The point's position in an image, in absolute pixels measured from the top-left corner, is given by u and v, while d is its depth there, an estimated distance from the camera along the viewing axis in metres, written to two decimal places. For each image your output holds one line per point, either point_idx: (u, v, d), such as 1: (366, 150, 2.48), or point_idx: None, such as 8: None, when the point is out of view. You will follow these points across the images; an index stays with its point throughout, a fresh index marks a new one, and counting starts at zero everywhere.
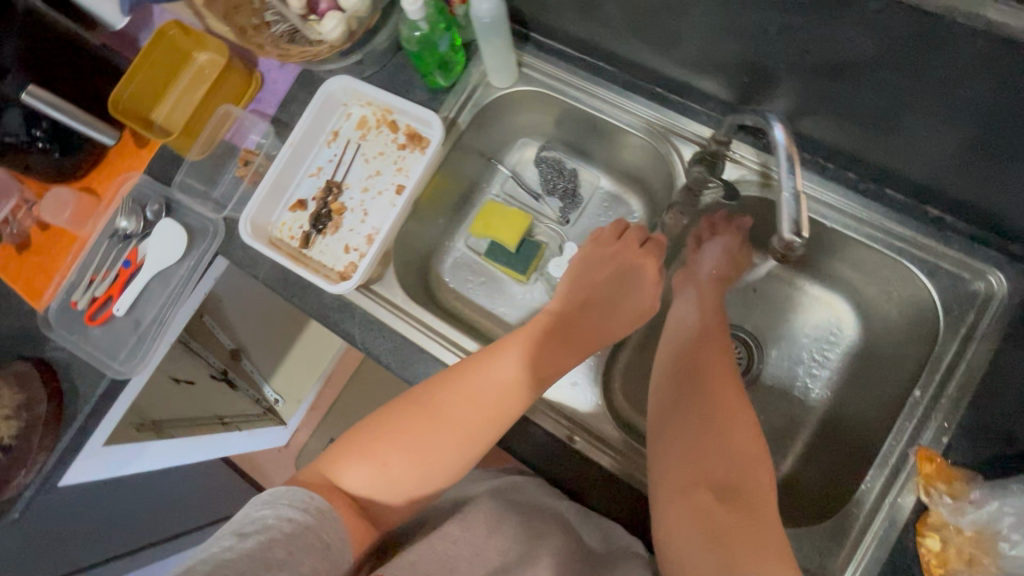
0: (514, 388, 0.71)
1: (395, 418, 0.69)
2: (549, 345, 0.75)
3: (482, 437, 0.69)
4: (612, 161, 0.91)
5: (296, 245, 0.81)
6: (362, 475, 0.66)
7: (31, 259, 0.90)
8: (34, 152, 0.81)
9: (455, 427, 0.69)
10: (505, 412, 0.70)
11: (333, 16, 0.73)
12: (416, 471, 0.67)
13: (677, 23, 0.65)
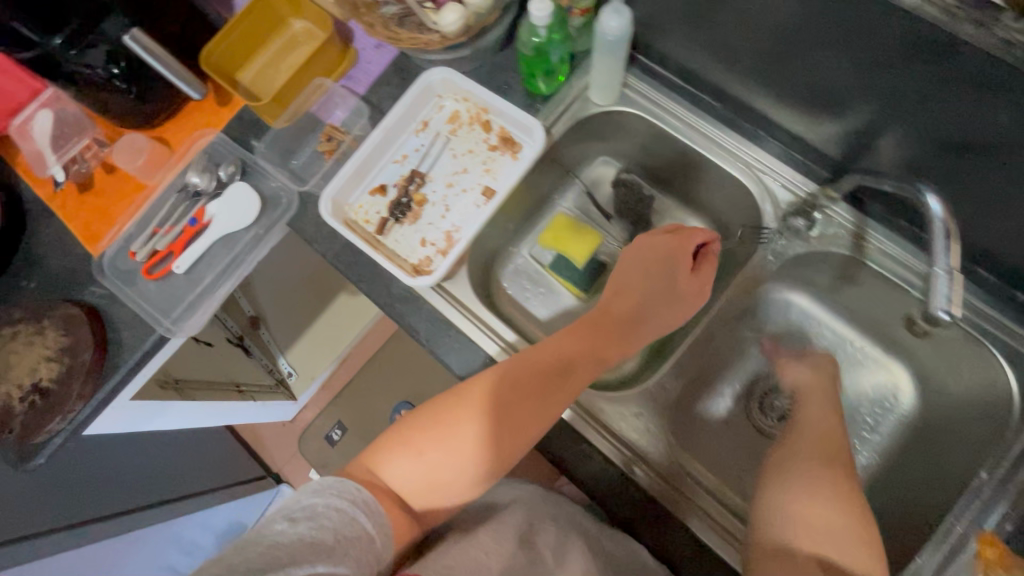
0: (555, 387, 0.67)
1: (436, 414, 0.65)
2: (587, 345, 0.71)
3: (526, 438, 0.66)
4: (691, 193, 0.91)
5: (371, 230, 0.80)
6: (404, 471, 0.63)
7: (91, 201, 0.87)
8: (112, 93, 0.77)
9: (498, 427, 0.65)
10: (549, 410, 0.67)
11: (453, 9, 0.72)
12: (459, 472, 0.64)
13: (805, 72, 0.65)
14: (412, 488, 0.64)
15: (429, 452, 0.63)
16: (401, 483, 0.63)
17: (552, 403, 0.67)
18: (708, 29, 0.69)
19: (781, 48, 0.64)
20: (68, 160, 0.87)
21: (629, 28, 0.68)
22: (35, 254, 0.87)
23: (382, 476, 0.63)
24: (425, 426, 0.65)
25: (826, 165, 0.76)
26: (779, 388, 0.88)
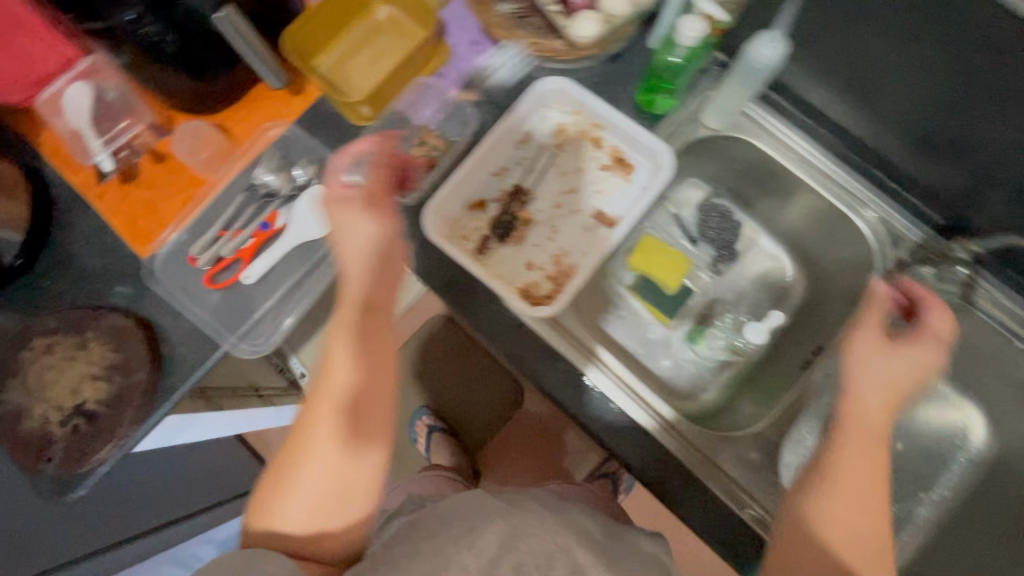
0: (375, 401, 0.55)
1: (290, 440, 0.54)
2: (378, 335, 0.58)
3: (363, 463, 0.54)
4: (780, 220, 0.88)
5: (472, 248, 0.74)
6: (296, 513, 0.51)
7: (137, 194, 0.76)
8: (165, 69, 0.66)
9: (291, 448, 0.53)
10: (368, 431, 0.54)
11: (589, 17, 0.67)
12: (314, 506, 0.52)
13: (958, 118, 0.63)
14: (299, 532, 0.52)
15: (302, 483, 0.52)
16: (274, 526, 0.52)
17: (384, 421, 0.56)
18: (860, 68, 0.67)
19: (940, 97, 0.63)
20: (113, 146, 0.76)
21: (782, 60, 0.65)
22: (69, 250, 0.76)
23: (272, 524, 0.52)
24: (285, 454, 0.53)
25: (942, 212, 0.74)
26: None
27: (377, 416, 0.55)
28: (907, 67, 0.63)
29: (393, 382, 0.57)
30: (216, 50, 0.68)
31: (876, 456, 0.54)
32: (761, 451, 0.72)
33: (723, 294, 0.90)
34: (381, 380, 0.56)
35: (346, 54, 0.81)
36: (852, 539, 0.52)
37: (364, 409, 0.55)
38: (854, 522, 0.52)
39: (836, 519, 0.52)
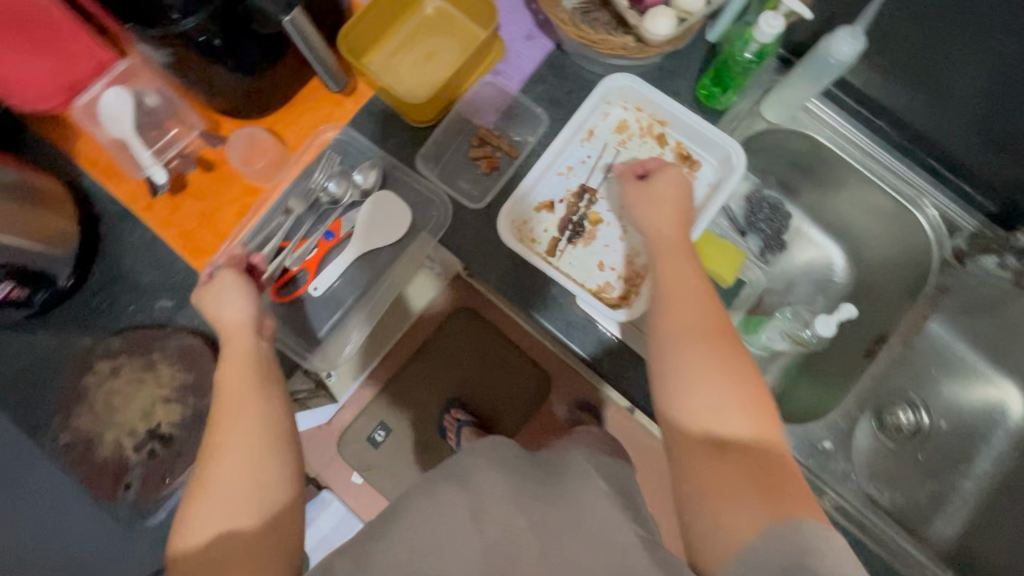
0: (233, 386, 0.54)
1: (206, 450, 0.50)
2: (230, 340, 0.57)
3: (241, 436, 0.50)
4: (825, 211, 0.90)
5: (542, 251, 0.73)
6: (221, 514, 0.46)
7: (191, 205, 0.73)
8: (217, 66, 0.63)
9: (209, 447, 0.50)
10: (269, 413, 0.52)
11: (666, 15, 0.65)
12: (230, 497, 0.47)
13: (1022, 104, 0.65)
14: (234, 534, 0.46)
15: (218, 477, 0.47)
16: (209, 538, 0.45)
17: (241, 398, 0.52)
18: (929, 59, 0.69)
19: (1007, 87, 0.65)
20: (164, 157, 0.72)
21: (857, 55, 0.64)
22: (119, 267, 0.72)
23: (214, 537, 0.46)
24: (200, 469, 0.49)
25: (993, 200, 0.76)
26: (901, 405, 0.91)
27: (265, 395, 0.53)
28: (978, 57, 0.65)
29: (271, 375, 0.56)
30: (269, 45, 0.64)
31: (682, 317, 0.55)
32: (833, 440, 0.74)
33: (773, 283, 0.92)
34: (244, 360, 0.56)
35: (399, 50, 0.78)
36: (712, 385, 0.50)
37: (230, 397, 0.52)
38: (713, 367, 0.51)
39: (685, 377, 0.51)
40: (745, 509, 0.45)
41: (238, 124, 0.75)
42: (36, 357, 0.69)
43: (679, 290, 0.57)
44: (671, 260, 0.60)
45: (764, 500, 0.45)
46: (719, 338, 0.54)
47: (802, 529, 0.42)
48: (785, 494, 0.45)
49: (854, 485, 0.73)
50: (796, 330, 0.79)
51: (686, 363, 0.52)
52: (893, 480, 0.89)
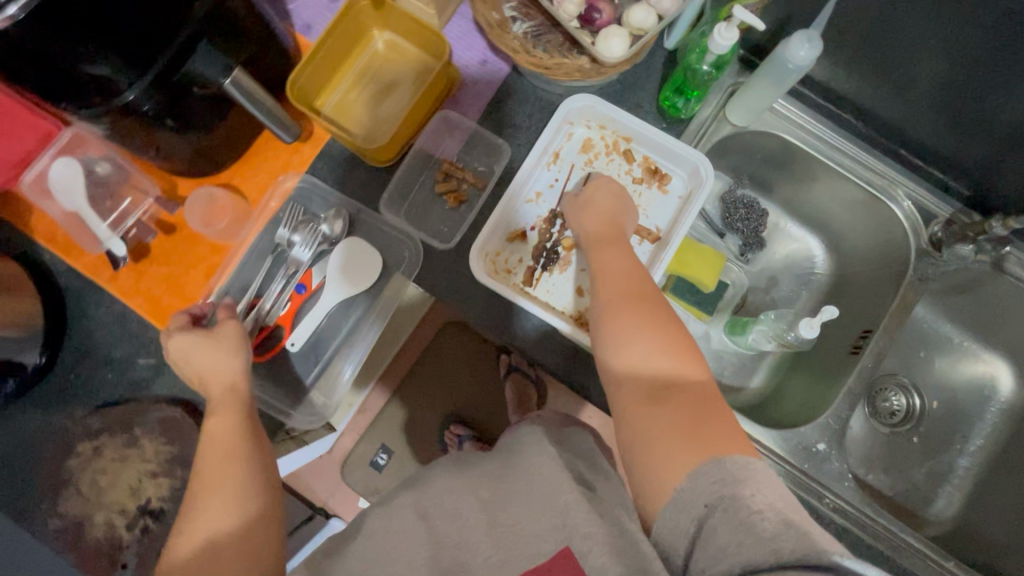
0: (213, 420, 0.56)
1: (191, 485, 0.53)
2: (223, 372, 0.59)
3: (225, 469, 0.52)
4: (801, 204, 0.88)
5: (518, 282, 0.73)
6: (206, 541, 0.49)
7: (155, 271, 0.72)
8: (161, 130, 0.61)
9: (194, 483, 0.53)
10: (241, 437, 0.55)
11: (618, 34, 0.63)
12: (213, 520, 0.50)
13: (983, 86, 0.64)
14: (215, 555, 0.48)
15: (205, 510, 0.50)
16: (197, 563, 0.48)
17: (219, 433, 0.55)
18: (889, 53, 0.68)
19: (973, 79, 0.64)
20: (121, 227, 0.71)
21: (813, 61, 0.64)
22: (90, 341, 0.70)
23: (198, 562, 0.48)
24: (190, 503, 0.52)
25: (966, 183, 0.76)
26: (892, 388, 0.91)
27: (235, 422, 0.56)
28: (946, 49, 0.63)
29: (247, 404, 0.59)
30: (213, 103, 0.63)
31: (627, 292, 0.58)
32: (827, 441, 0.73)
33: (756, 282, 0.92)
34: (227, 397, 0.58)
35: (352, 89, 0.76)
36: (652, 355, 0.54)
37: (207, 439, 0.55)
38: (642, 324, 0.55)
39: (621, 346, 0.55)
40: (678, 457, 0.46)
41: (194, 182, 0.73)
42: (18, 445, 0.67)
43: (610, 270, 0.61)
44: (605, 250, 0.64)
45: (694, 444, 0.47)
46: (651, 304, 0.57)
47: (729, 463, 0.44)
48: (717, 435, 0.47)
49: (851, 483, 0.72)
50: (781, 333, 0.79)
51: (623, 327, 0.56)
52: (890, 465, 0.89)
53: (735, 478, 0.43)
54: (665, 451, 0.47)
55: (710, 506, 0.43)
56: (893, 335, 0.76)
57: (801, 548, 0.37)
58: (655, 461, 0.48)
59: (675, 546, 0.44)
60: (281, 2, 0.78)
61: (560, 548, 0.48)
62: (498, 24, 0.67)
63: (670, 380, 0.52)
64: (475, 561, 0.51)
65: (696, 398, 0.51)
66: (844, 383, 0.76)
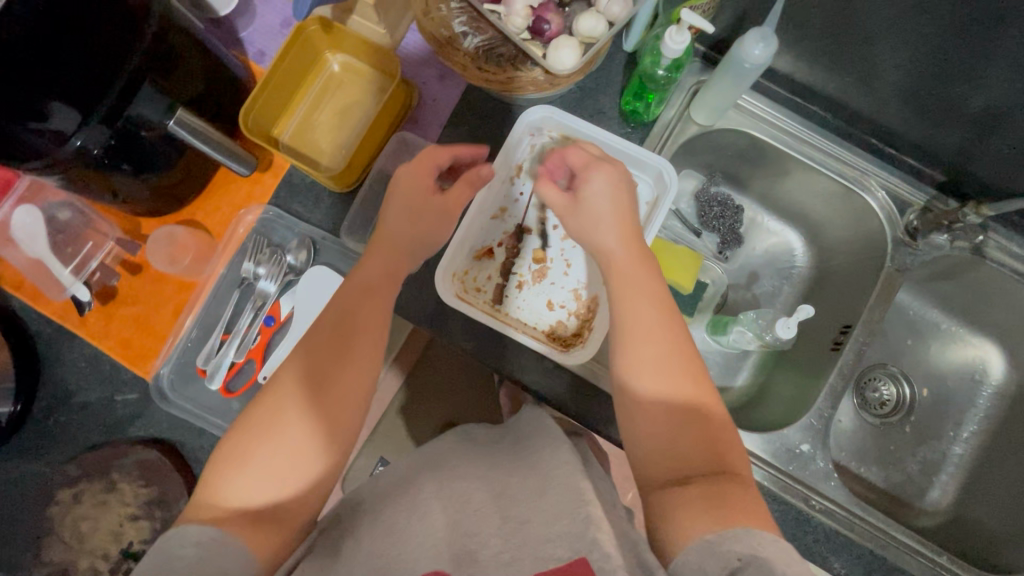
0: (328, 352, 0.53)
1: (257, 410, 0.51)
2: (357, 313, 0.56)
3: (303, 429, 0.49)
4: (776, 197, 0.86)
5: (488, 300, 0.72)
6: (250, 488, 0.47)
7: (124, 312, 0.71)
8: (114, 174, 0.60)
9: (269, 413, 0.50)
10: (343, 402, 0.51)
11: (568, 44, 0.62)
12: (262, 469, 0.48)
13: (947, 69, 0.63)
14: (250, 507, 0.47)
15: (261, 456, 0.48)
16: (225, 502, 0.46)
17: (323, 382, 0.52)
18: (850, 47, 0.67)
19: (940, 68, 0.63)
20: (85, 272, 0.71)
21: (770, 57, 0.62)
22: (65, 387, 0.71)
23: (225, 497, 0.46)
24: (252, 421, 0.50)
25: (940, 169, 0.75)
26: (881, 378, 0.89)
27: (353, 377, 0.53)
28: (908, 40, 0.62)
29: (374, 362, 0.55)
30: (167, 142, 0.62)
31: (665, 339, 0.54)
32: (811, 442, 0.72)
33: (735, 279, 0.90)
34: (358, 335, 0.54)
35: (309, 116, 0.75)
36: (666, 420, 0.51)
37: (311, 375, 0.52)
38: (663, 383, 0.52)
39: (646, 403, 0.52)
40: (700, 524, 0.45)
41: (157, 222, 0.73)
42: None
43: (637, 298, 0.57)
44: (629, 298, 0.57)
45: (715, 514, 0.45)
46: (685, 371, 0.53)
47: (755, 535, 0.43)
48: (740, 502, 0.46)
49: (832, 481, 0.71)
50: (759, 334, 0.78)
51: (644, 378, 0.53)
52: (883, 457, 0.86)
53: (761, 549, 0.42)
54: (686, 519, 0.46)
55: (742, 561, 0.41)
56: (874, 330, 0.74)
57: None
58: (678, 517, 0.46)
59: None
60: (232, 30, 0.76)
61: (575, 558, 0.43)
62: (448, 41, 0.67)
63: (695, 442, 0.51)
64: (483, 552, 0.47)
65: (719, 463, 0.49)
66: (825, 381, 0.74)
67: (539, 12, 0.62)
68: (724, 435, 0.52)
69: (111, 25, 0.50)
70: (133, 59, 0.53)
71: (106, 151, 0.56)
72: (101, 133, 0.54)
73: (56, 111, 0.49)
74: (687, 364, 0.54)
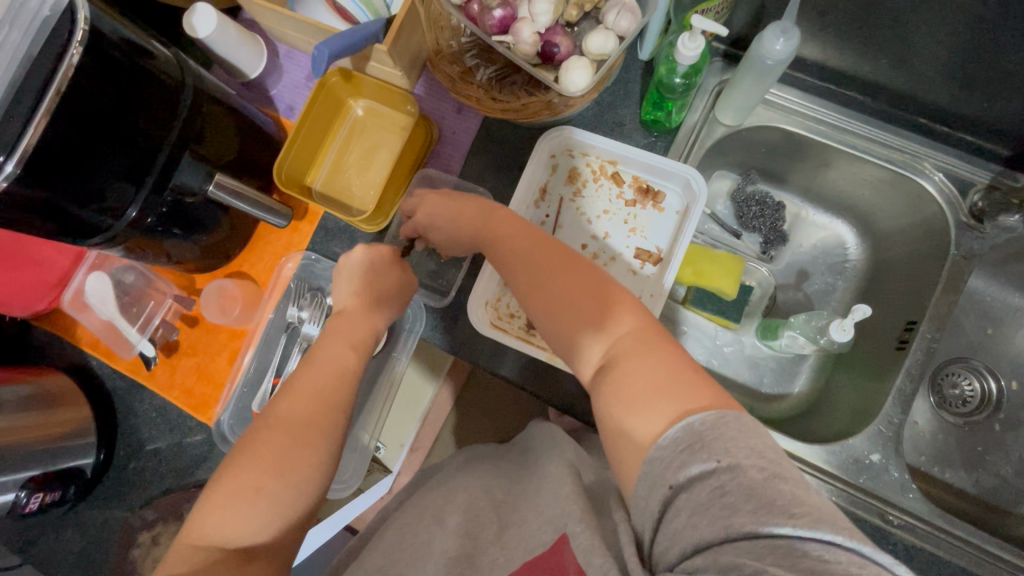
0: (307, 391, 0.55)
1: (237, 454, 0.51)
2: (331, 356, 0.58)
3: (297, 458, 0.51)
4: (818, 189, 0.82)
5: (523, 325, 0.71)
6: (248, 525, 0.48)
7: (186, 363, 0.77)
8: (165, 239, 0.64)
9: (258, 452, 0.51)
10: (322, 430, 0.53)
11: (579, 64, 0.61)
12: (259, 501, 0.49)
13: (993, 31, 0.58)
14: (252, 542, 0.48)
15: (259, 490, 0.49)
16: (227, 543, 0.47)
17: (304, 416, 0.53)
18: (880, 30, 0.63)
19: (985, 39, 0.58)
20: (150, 329, 0.76)
21: (795, 50, 0.59)
22: (138, 437, 0.78)
23: (230, 534, 0.47)
24: (239, 461, 0.50)
25: (1003, 144, 0.68)
26: (961, 373, 0.80)
27: (332, 412, 0.55)
28: (947, 14, 0.58)
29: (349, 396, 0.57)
30: (212, 205, 0.67)
31: (581, 278, 0.55)
32: (881, 451, 0.67)
33: (784, 280, 0.86)
34: (326, 373, 0.57)
35: (337, 163, 0.78)
36: (598, 338, 0.52)
37: (292, 413, 0.53)
38: (583, 312, 0.53)
39: (574, 332, 0.53)
40: (637, 450, 0.44)
41: (209, 277, 0.78)
42: (89, 538, 0.76)
43: (530, 260, 0.57)
44: (540, 244, 0.58)
45: (647, 408, 0.45)
46: (608, 300, 0.53)
47: (691, 422, 0.42)
48: (677, 394, 0.44)
49: (898, 486, 0.66)
50: (812, 337, 0.74)
51: (569, 305, 0.54)
52: (971, 460, 0.77)
53: (701, 441, 0.41)
54: (636, 424, 0.45)
55: (675, 488, 0.41)
56: (943, 325, 0.68)
57: (754, 519, 0.37)
58: (621, 455, 0.46)
59: (642, 527, 0.43)
60: (264, 90, 0.81)
61: (557, 537, 0.47)
62: (461, 76, 0.68)
63: (616, 355, 0.50)
64: (490, 555, 0.50)
65: (639, 362, 0.48)
66: (891, 383, 0.69)
67: (547, 37, 0.62)
68: (654, 338, 0.50)
69: (151, 103, 0.55)
70: (170, 133, 0.57)
71: (156, 217, 0.60)
72: (144, 204, 0.57)
73: (112, 191, 0.54)
74: (607, 290, 0.54)
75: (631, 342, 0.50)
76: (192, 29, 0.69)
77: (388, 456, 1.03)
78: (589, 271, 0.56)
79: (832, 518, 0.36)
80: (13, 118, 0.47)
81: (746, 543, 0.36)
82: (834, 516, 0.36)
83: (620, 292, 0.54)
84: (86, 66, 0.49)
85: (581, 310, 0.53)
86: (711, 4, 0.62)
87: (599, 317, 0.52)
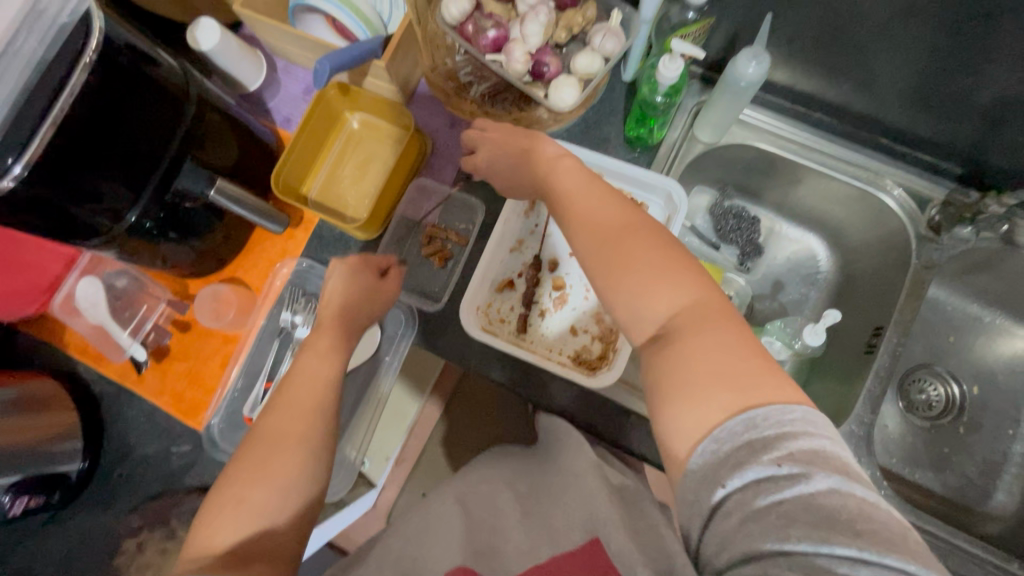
0: (295, 402, 0.55)
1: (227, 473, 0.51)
2: (312, 364, 0.58)
3: (282, 464, 0.51)
4: (790, 205, 0.87)
5: (513, 330, 0.73)
6: (236, 528, 0.48)
7: (177, 367, 0.77)
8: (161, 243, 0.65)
9: (246, 462, 0.51)
10: (309, 435, 0.53)
11: (568, 81, 0.65)
12: (248, 507, 0.49)
13: (943, 62, 0.63)
14: (241, 544, 0.47)
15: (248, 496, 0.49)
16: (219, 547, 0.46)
17: (289, 424, 0.53)
18: (844, 58, 0.69)
19: (936, 68, 0.64)
20: (141, 333, 0.77)
21: (766, 72, 0.64)
22: (125, 443, 0.77)
23: (221, 541, 0.47)
24: (232, 476, 0.50)
25: (956, 163, 0.74)
26: (926, 379, 0.85)
27: (313, 417, 0.54)
28: (902, 45, 0.63)
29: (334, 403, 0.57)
30: (208, 210, 0.68)
31: (648, 243, 0.50)
32: (854, 450, 0.70)
33: (759, 290, 0.90)
34: (312, 381, 0.57)
35: (332, 173, 0.81)
36: (666, 305, 0.47)
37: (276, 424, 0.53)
38: (650, 276, 0.48)
39: (638, 295, 0.48)
40: (690, 435, 0.42)
41: (202, 282, 0.79)
42: (71, 547, 0.75)
43: (594, 221, 0.53)
44: (599, 210, 0.54)
45: (715, 393, 0.42)
46: (677, 267, 0.49)
47: (757, 415, 0.40)
48: (746, 381, 0.42)
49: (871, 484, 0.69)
50: (788, 342, 0.77)
51: (635, 267, 0.49)
52: (938, 462, 0.81)
53: (762, 439, 0.40)
54: (693, 408, 0.42)
55: (728, 487, 0.39)
56: (908, 330, 0.72)
57: (814, 531, 0.36)
58: (669, 433, 0.44)
59: (690, 526, 0.42)
60: (261, 101, 0.84)
61: (591, 539, 0.51)
62: (455, 91, 0.75)
63: (678, 327, 0.46)
64: (504, 549, 0.53)
65: (705, 338, 0.44)
66: (861, 387, 0.73)
67: (537, 56, 0.66)
68: (723, 313, 0.46)
69: (156, 107, 0.57)
70: (174, 135, 0.59)
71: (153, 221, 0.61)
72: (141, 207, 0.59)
73: (113, 194, 0.55)
74: (677, 258, 0.49)
75: (693, 317, 0.46)
76: (195, 42, 0.71)
77: (373, 468, 1.03)
78: (653, 233, 0.51)
79: (894, 538, 0.36)
80: (24, 121, 0.48)
81: (803, 558, 0.35)
82: (891, 536, 0.36)
83: (687, 258, 0.50)
84: (97, 72, 0.51)
85: (646, 276, 0.48)
86: (688, 30, 0.68)
87: (667, 283, 0.47)
